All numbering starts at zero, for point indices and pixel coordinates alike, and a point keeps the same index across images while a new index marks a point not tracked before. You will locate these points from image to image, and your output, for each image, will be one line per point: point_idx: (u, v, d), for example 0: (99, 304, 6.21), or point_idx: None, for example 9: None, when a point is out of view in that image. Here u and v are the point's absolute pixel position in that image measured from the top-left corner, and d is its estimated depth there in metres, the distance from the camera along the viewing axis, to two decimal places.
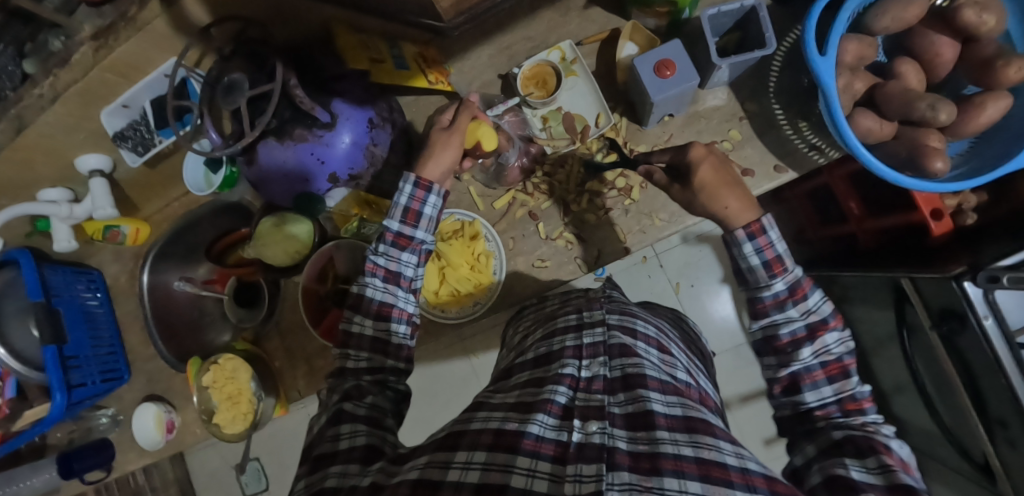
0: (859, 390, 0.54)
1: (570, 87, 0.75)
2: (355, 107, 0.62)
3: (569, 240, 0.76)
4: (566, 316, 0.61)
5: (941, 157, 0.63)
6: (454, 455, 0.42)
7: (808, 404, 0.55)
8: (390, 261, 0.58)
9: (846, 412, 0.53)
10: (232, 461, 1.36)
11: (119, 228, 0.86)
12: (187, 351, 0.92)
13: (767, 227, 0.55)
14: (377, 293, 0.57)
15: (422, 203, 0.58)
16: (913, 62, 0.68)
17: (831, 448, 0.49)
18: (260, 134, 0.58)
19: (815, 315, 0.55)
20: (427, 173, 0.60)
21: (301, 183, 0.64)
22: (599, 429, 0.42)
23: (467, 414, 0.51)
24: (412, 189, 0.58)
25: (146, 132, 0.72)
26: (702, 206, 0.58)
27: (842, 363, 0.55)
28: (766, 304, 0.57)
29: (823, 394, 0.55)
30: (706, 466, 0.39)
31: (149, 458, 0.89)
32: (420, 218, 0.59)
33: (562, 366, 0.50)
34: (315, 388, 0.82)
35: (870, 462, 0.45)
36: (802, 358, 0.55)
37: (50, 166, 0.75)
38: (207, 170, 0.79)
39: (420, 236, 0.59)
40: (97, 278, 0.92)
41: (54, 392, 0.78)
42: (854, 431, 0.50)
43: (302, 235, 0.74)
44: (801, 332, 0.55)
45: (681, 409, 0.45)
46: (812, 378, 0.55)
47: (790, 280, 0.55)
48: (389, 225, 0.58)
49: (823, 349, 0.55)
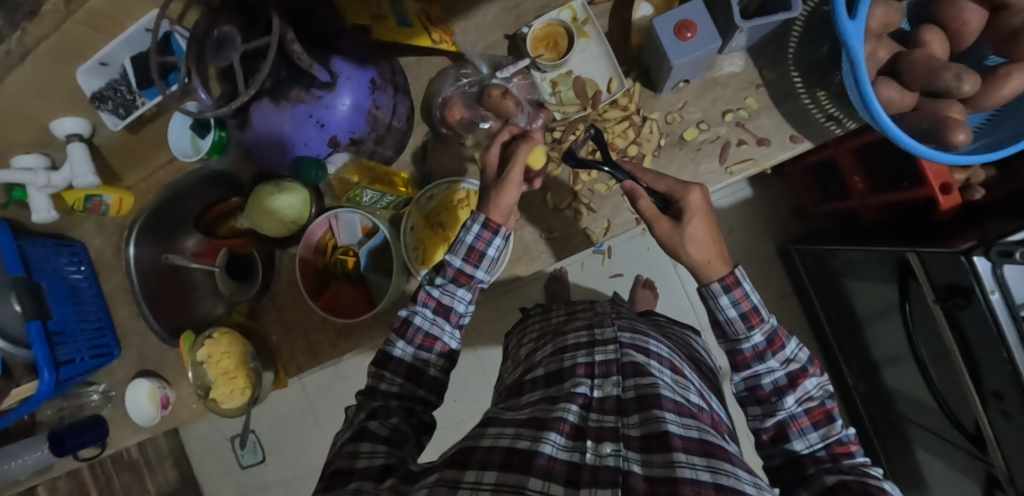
0: (845, 433, 0.53)
1: (582, 49, 0.71)
2: (356, 67, 0.58)
3: (579, 211, 0.73)
4: (575, 332, 0.61)
5: (963, 129, 0.61)
6: (463, 474, 0.39)
7: (798, 452, 0.54)
8: (444, 293, 0.58)
9: (834, 456, 0.52)
10: (227, 434, 1.36)
11: (101, 197, 0.81)
12: (179, 325, 0.89)
13: (741, 279, 0.55)
14: (425, 323, 0.58)
15: (487, 245, 0.56)
16: (937, 30, 0.65)
17: (825, 494, 0.49)
18: (254, 95, 0.54)
19: (794, 363, 0.55)
20: (497, 215, 0.56)
21: (300, 146, 0.60)
22: (613, 451, 0.40)
23: (478, 430, 0.49)
24: (479, 229, 0.55)
25: (126, 92, 0.67)
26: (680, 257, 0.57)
27: (825, 408, 0.55)
28: (745, 356, 0.56)
29: (811, 442, 0.54)
30: (727, 493, 0.37)
31: (145, 433, 0.87)
32: (482, 259, 0.56)
33: (575, 385, 0.49)
34: (314, 363, 0.80)
35: None
36: (787, 406, 0.55)
37: (23, 130, 0.70)
38: (194, 134, 0.75)
39: (479, 276, 0.58)
40: (81, 251, 0.88)
41: (42, 370, 0.74)
42: (846, 474, 0.49)
43: (296, 202, 0.69)
44: (781, 381, 0.55)
45: (697, 433, 0.43)
46: (798, 426, 0.54)
47: (767, 331, 0.55)
48: (451, 260, 0.57)
49: (805, 395, 0.55)
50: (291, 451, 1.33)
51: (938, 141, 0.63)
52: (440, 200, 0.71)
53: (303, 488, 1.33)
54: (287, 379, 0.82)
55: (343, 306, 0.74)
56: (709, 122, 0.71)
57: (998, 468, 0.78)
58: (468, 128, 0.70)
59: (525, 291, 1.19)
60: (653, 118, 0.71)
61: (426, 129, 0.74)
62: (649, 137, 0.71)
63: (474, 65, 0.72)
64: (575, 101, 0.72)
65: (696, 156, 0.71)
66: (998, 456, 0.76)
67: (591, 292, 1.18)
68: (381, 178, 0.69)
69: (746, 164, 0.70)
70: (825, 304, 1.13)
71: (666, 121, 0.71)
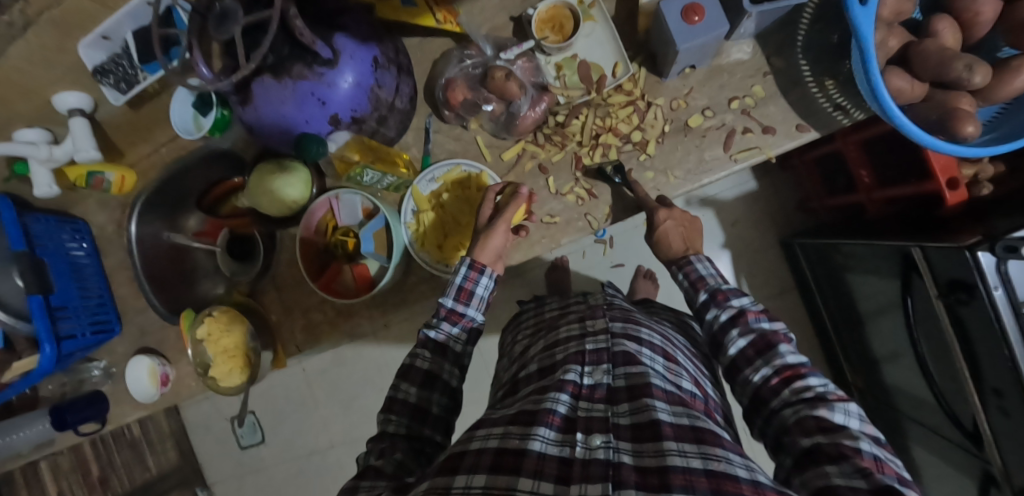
0: (793, 358, 0.52)
1: (587, 33, 0.71)
2: (358, 44, 0.57)
3: (580, 196, 0.72)
4: (568, 325, 0.60)
5: (973, 121, 0.60)
6: (454, 480, 0.39)
7: (755, 384, 0.53)
8: (440, 333, 0.61)
9: (786, 380, 0.51)
10: (227, 414, 1.37)
11: (103, 174, 0.80)
12: (180, 303, 0.89)
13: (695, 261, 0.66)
14: (426, 362, 0.59)
15: (475, 284, 0.62)
16: (950, 20, 0.64)
17: (804, 458, 0.44)
18: (255, 70, 0.53)
19: (735, 307, 0.58)
20: (484, 255, 0.64)
21: (301, 124, 0.59)
22: (603, 443, 0.40)
23: (467, 433, 0.48)
24: (467, 270, 0.63)
25: (129, 66, 0.67)
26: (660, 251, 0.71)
27: (770, 338, 0.54)
28: (698, 314, 0.62)
29: (763, 371, 0.53)
30: (717, 480, 0.36)
31: (144, 410, 0.87)
32: (472, 297, 0.62)
33: (565, 372, 0.49)
34: (313, 343, 0.79)
35: (847, 467, 0.40)
36: (733, 342, 0.56)
37: (25, 103, 0.70)
38: (196, 112, 0.75)
39: (471, 314, 0.62)
40: (83, 228, 0.88)
41: (43, 344, 0.74)
42: (819, 435, 0.44)
43: (298, 182, 0.70)
44: (725, 322, 0.58)
45: (689, 420, 0.43)
46: (747, 360, 0.55)
47: (708, 289, 0.62)
48: (444, 301, 0.62)
49: (751, 328, 0.56)
50: (289, 433, 1.34)
51: (947, 132, 0.63)
52: (443, 182, 0.73)
53: (304, 469, 1.34)
54: (285, 359, 0.81)
55: (341, 286, 0.74)
56: (715, 109, 0.70)
57: (994, 465, 0.77)
58: (471, 109, 0.70)
59: (526, 281, 1.20)
60: (657, 104, 0.70)
61: (428, 110, 0.74)
62: (653, 123, 0.71)
63: (478, 47, 0.71)
64: (579, 85, 0.72)
65: (700, 143, 0.70)
66: (994, 453, 0.76)
67: (590, 281, 1.18)
68: (382, 156, 0.70)
69: (751, 152, 0.69)
70: (826, 295, 1.12)
71: (671, 108, 0.71)
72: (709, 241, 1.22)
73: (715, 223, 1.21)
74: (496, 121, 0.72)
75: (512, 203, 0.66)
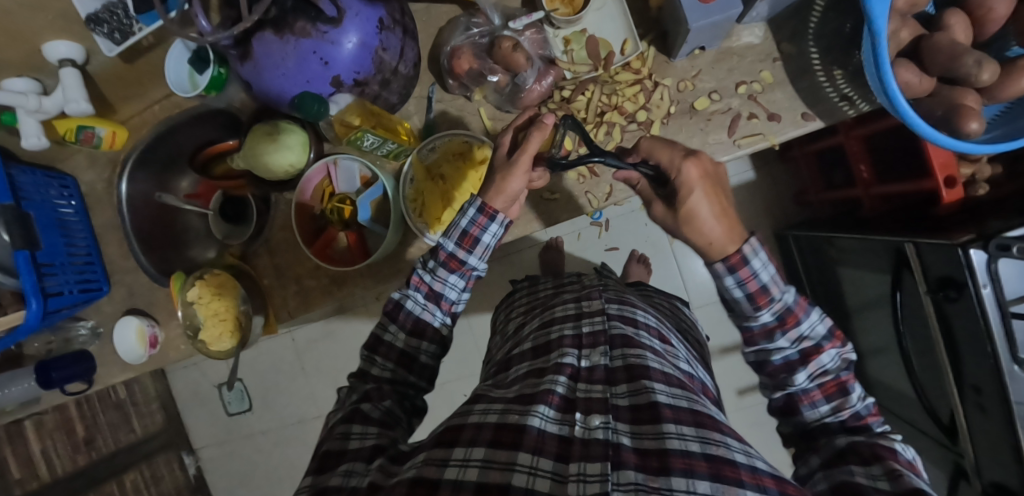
0: (861, 407, 0.55)
1: (598, 7, 0.69)
2: (364, 4, 0.56)
3: (582, 173, 0.72)
4: (563, 304, 0.60)
5: (976, 118, 0.60)
6: (451, 452, 0.39)
7: (809, 423, 0.58)
8: (435, 280, 0.60)
9: (851, 430, 0.55)
10: (215, 380, 1.38)
11: (94, 129, 0.77)
12: (171, 265, 0.88)
13: (751, 256, 0.56)
14: (416, 307, 0.61)
15: (481, 230, 0.57)
16: (962, 15, 0.64)
17: (834, 457, 0.51)
18: (256, 24, 0.52)
19: (808, 341, 0.58)
20: (496, 200, 0.57)
21: (301, 82, 0.57)
22: (603, 423, 0.40)
23: (465, 406, 0.48)
24: (475, 213, 0.57)
25: (124, 16, 0.66)
26: (682, 235, 0.57)
27: (840, 382, 0.56)
28: (755, 332, 0.59)
29: (822, 413, 0.57)
30: (717, 465, 0.37)
31: (132, 371, 0.86)
32: (476, 244, 0.58)
33: (562, 355, 0.49)
34: (306, 309, 0.79)
35: (876, 469, 0.46)
36: (797, 383, 0.57)
37: (13, 48, 0.68)
38: (191, 69, 0.73)
39: (472, 262, 0.59)
40: (71, 185, 0.86)
41: (29, 299, 0.72)
42: (856, 438, 0.52)
43: (295, 146, 0.68)
44: (793, 357, 0.58)
45: (686, 403, 0.43)
46: (809, 398, 0.57)
47: (777, 310, 0.57)
48: (444, 244, 0.58)
49: (819, 370, 0.57)
50: (275, 403, 1.35)
51: (952, 128, 0.62)
52: (442, 151, 0.72)
53: (289, 438, 1.35)
54: (277, 324, 0.81)
55: (337, 253, 0.75)
56: (722, 93, 0.70)
57: (966, 459, 0.79)
58: (476, 79, 0.68)
59: (520, 261, 1.20)
60: (665, 85, 0.70)
61: (432, 79, 0.73)
62: (659, 103, 0.70)
63: (486, 15, 0.69)
64: (587, 61, 0.71)
65: (705, 126, 0.70)
66: (969, 449, 0.78)
67: (584, 264, 1.18)
68: (384, 123, 0.68)
69: (755, 138, 0.69)
70: (817, 289, 1.13)
71: (678, 89, 0.70)
72: None
73: None
74: (501, 93, 0.71)
75: (535, 133, 0.55)
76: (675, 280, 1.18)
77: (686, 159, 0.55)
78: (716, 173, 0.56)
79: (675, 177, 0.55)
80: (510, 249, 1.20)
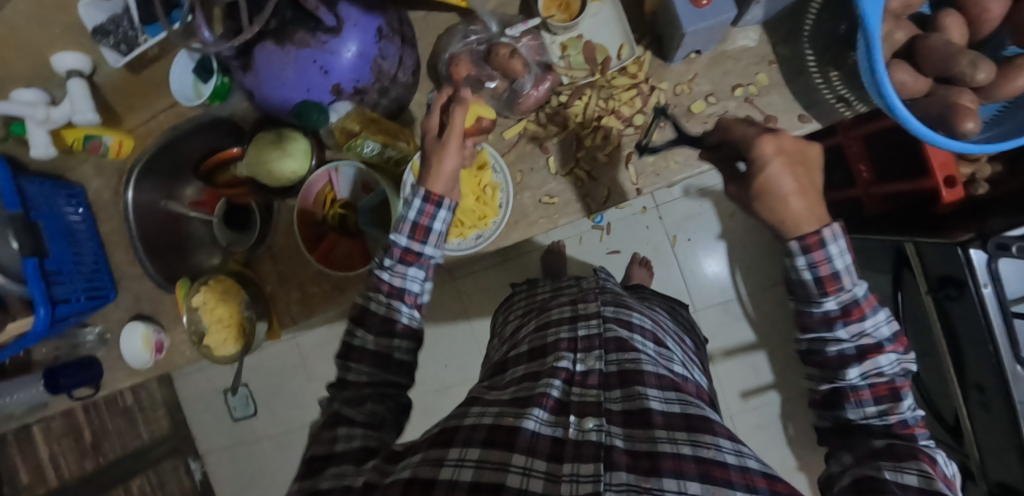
0: (909, 416, 0.52)
1: (594, 13, 0.70)
2: (362, 13, 0.57)
3: (580, 177, 0.72)
4: (559, 307, 0.61)
5: (973, 117, 0.60)
6: (447, 452, 0.40)
7: (852, 420, 0.54)
8: (395, 275, 0.59)
9: (892, 434, 0.52)
10: (220, 386, 1.39)
11: (100, 138, 0.78)
12: (176, 272, 0.89)
13: (829, 240, 0.50)
14: (380, 307, 0.59)
15: (431, 218, 0.58)
16: (957, 15, 0.64)
17: (868, 456, 0.50)
18: (257, 34, 0.53)
19: (869, 338, 0.52)
20: (439, 184, 0.58)
21: (301, 91, 0.58)
22: (595, 426, 0.40)
23: (461, 409, 0.49)
24: (421, 204, 0.58)
25: (130, 28, 0.67)
26: (756, 216, 0.52)
27: (894, 385, 0.52)
28: (814, 319, 0.54)
29: (866, 413, 0.53)
30: (707, 466, 0.37)
31: (138, 376, 0.88)
32: (429, 234, 0.58)
33: (557, 359, 0.49)
34: (309, 314, 0.80)
35: (908, 468, 0.46)
36: (848, 378, 0.53)
37: (21, 60, 0.70)
38: (196, 79, 0.74)
39: (428, 252, 0.59)
40: (79, 193, 0.87)
41: (38, 306, 0.74)
42: (894, 440, 0.51)
43: (296, 153, 0.71)
44: (850, 352, 0.53)
45: (679, 406, 0.44)
46: (857, 397, 0.53)
47: (844, 300, 0.52)
48: (396, 240, 0.58)
49: (876, 370, 0.52)
50: (280, 408, 1.36)
51: (948, 128, 0.62)
52: None
53: (293, 442, 1.36)
54: (280, 329, 0.82)
55: (338, 258, 0.75)
56: (718, 96, 0.70)
57: (972, 460, 0.79)
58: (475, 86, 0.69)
59: (522, 265, 1.20)
60: (661, 89, 0.70)
61: (431, 86, 0.74)
62: (656, 107, 0.71)
63: (484, 23, 0.70)
64: (584, 67, 0.72)
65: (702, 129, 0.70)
66: (974, 450, 0.78)
67: (586, 267, 1.18)
68: (385, 129, 0.68)
69: None
70: None
71: (675, 93, 0.71)
72: (706, 230, 1.17)
73: (713, 214, 1.16)
74: (499, 99, 0.72)
75: (457, 108, 0.56)
76: (677, 282, 1.18)
77: (762, 135, 0.50)
78: (800, 148, 0.51)
79: (749, 152, 0.50)
80: (512, 252, 1.20)
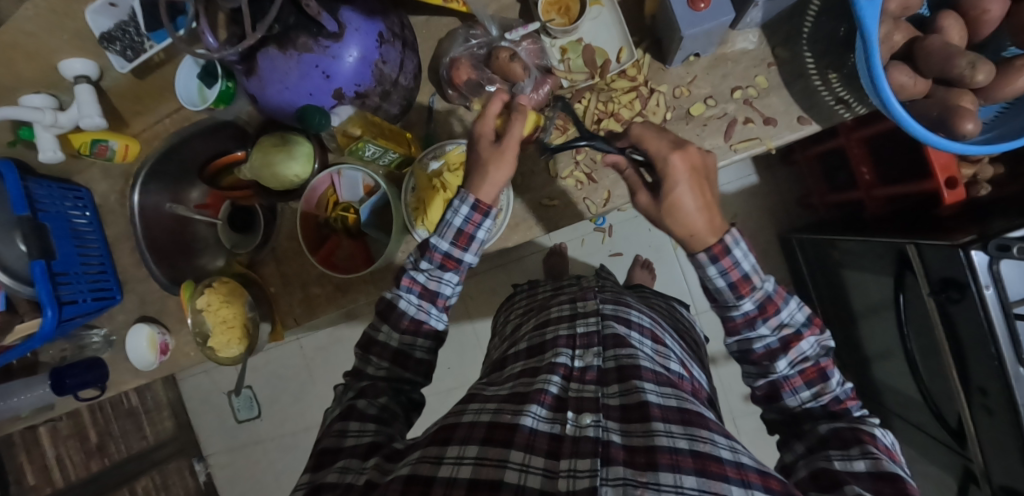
0: (839, 391, 0.56)
1: (593, 17, 0.71)
2: (364, 19, 0.57)
3: (580, 180, 0.73)
4: (558, 305, 0.61)
5: (973, 119, 0.60)
6: (446, 450, 0.40)
7: (791, 407, 0.58)
8: (430, 279, 0.60)
9: (832, 414, 0.56)
10: (224, 387, 1.39)
11: (107, 142, 0.80)
12: (181, 274, 0.90)
13: (732, 246, 0.54)
14: (411, 308, 0.60)
15: (476, 228, 0.57)
16: (956, 17, 0.64)
17: (818, 443, 0.53)
18: (261, 40, 0.53)
19: (788, 328, 0.56)
20: (484, 193, 0.56)
21: (304, 95, 0.59)
22: (593, 422, 0.41)
23: (460, 406, 0.49)
24: (467, 211, 0.56)
25: (135, 34, 0.69)
26: (665, 227, 0.54)
27: (819, 367, 0.56)
28: (736, 322, 0.57)
29: (803, 399, 0.57)
30: (703, 460, 0.38)
31: (143, 377, 0.88)
32: (471, 242, 0.58)
33: (555, 356, 0.50)
34: (312, 315, 0.81)
35: (854, 451, 0.49)
36: (779, 370, 0.57)
37: (30, 65, 0.71)
38: (201, 84, 0.75)
39: (467, 259, 0.59)
40: (86, 196, 0.88)
41: (45, 308, 0.75)
42: (838, 423, 0.54)
43: (300, 157, 0.71)
44: (774, 345, 0.57)
45: (676, 402, 0.44)
46: (790, 385, 0.57)
47: (758, 299, 0.55)
48: (438, 244, 0.58)
49: (800, 357, 0.56)
50: (283, 410, 1.37)
51: (947, 130, 0.62)
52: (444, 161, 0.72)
53: (297, 444, 1.36)
54: (283, 331, 0.83)
55: (340, 260, 0.77)
56: (717, 98, 0.71)
57: (976, 463, 0.79)
58: (475, 89, 0.70)
59: (524, 267, 1.21)
60: (660, 91, 0.71)
61: (433, 90, 0.75)
62: (655, 110, 0.71)
63: (484, 27, 0.71)
64: (583, 70, 0.72)
65: (701, 132, 0.71)
66: (977, 452, 0.77)
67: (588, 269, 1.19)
68: (384, 132, 0.70)
69: (752, 142, 0.70)
70: (821, 292, 1.13)
71: (674, 95, 0.71)
72: None
73: None
74: None
75: (518, 118, 0.55)
76: (679, 284, 1.18)
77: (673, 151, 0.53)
78: (705, 164, 0.54)
79: (659, 167, 0.52)
80: (513, 255, 1.21)
